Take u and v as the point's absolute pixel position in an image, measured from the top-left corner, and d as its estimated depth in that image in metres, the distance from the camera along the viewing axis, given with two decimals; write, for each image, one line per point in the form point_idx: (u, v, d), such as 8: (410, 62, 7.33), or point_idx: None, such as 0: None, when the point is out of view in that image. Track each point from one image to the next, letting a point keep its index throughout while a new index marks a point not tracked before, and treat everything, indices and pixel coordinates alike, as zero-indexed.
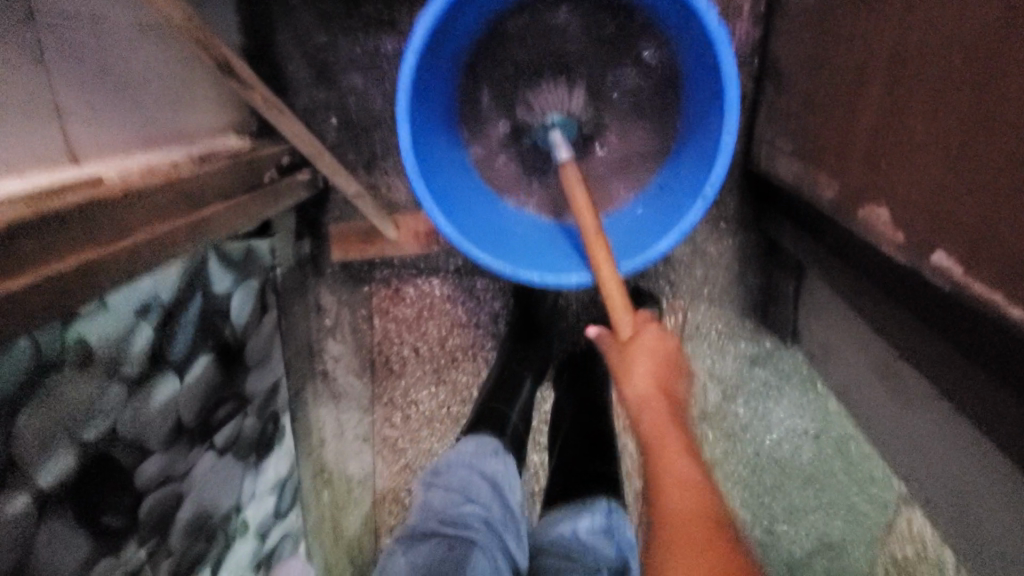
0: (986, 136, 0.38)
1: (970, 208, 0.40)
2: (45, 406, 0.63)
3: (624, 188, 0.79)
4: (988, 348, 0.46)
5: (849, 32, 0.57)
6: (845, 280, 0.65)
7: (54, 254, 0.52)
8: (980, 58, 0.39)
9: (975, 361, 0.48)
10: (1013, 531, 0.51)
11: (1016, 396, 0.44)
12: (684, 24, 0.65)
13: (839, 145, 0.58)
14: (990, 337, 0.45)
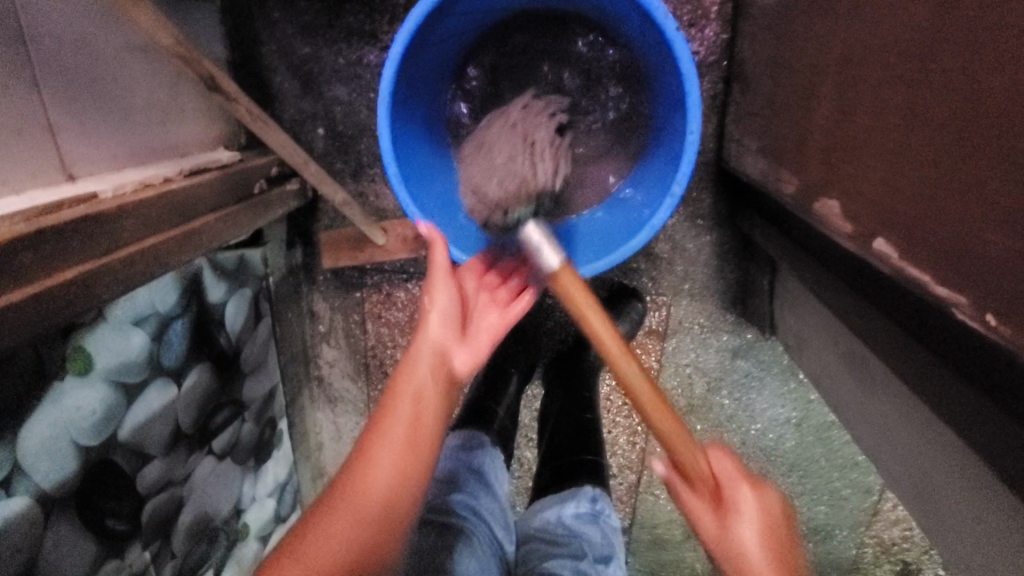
0: (912, 131, 0.41)
1: (902, 198, 0.42)
2: (48, 414, 0.65)
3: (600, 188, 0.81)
4: (927, 330, 0.50)
5: (802, 34, 0.60)
6: (806, 271, 0.69)
7: (51, 267, 0.55)
8: (908, 54, 0.42)
9: (917, 343, 0.52)
10: (967, 502, 0.54)
11: (953, 374, 0.48)
12: (646, 32, 0.68)
13: (796, 142, 0.61)
14: (927, 320, 0.49)
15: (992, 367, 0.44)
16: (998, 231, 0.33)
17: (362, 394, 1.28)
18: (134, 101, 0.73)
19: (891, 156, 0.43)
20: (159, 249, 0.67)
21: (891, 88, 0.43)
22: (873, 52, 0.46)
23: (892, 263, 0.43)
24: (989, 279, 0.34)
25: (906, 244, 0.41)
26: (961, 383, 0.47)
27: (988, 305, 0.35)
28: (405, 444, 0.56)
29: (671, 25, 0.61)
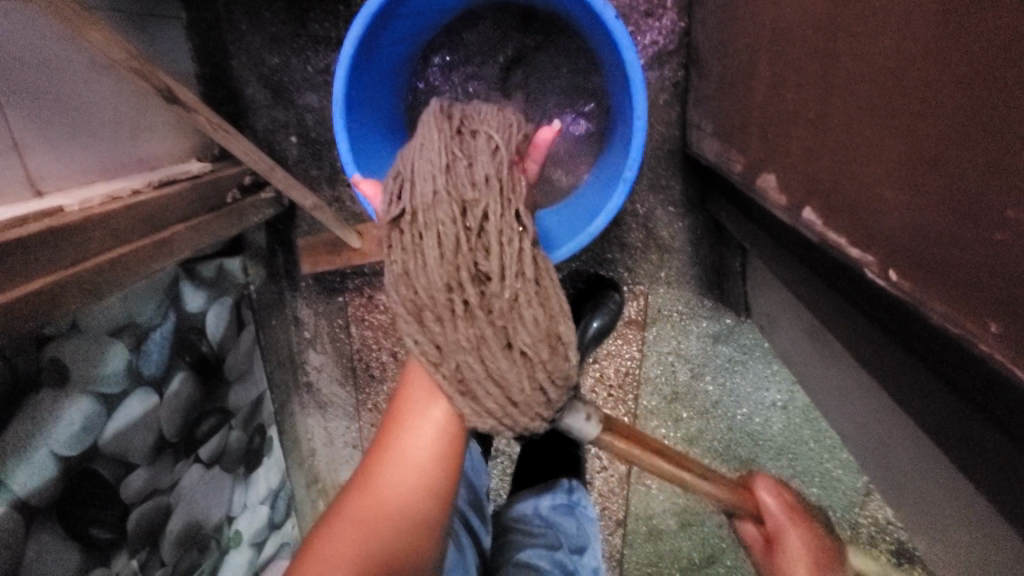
0: (829, 99, 0.42)
1: (824, 166, 0.42)
2: (24, 426, 0.67)
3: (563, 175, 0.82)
4: (867, 298, 0.50)
5: (742, 15, 0.61)
6: (766, 249, 0.70)
7: (15, 279, 0.56)
8: (828, 15, 0.42)
9: (861, 311, 0.52)
10: (920, 465, 0.55)
11: (894, 338, 0.48)
12: (592, 23, 0.69)
13: (742, 122, 0.62)
14: (865, 288, 0.50)
15: (927, 334, 0.44)
16: (919, 190, 0.33)
17: (350, 397, 1.29)
18: (100, 117, 0.75)
19: (822, 116, 0.42)
20: (128, 259, 0.68)
21: (812, 58, 0.44)
22: (797, 23, 0.47)
23: (817, 230, 0.44)
24: (904, 240, 0.34)
25: (827, 210, 0.42)
26: (902, 346, 0.48)
27: (895, 265, 0.35)
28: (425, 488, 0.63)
29: (610, 15, 0.63)
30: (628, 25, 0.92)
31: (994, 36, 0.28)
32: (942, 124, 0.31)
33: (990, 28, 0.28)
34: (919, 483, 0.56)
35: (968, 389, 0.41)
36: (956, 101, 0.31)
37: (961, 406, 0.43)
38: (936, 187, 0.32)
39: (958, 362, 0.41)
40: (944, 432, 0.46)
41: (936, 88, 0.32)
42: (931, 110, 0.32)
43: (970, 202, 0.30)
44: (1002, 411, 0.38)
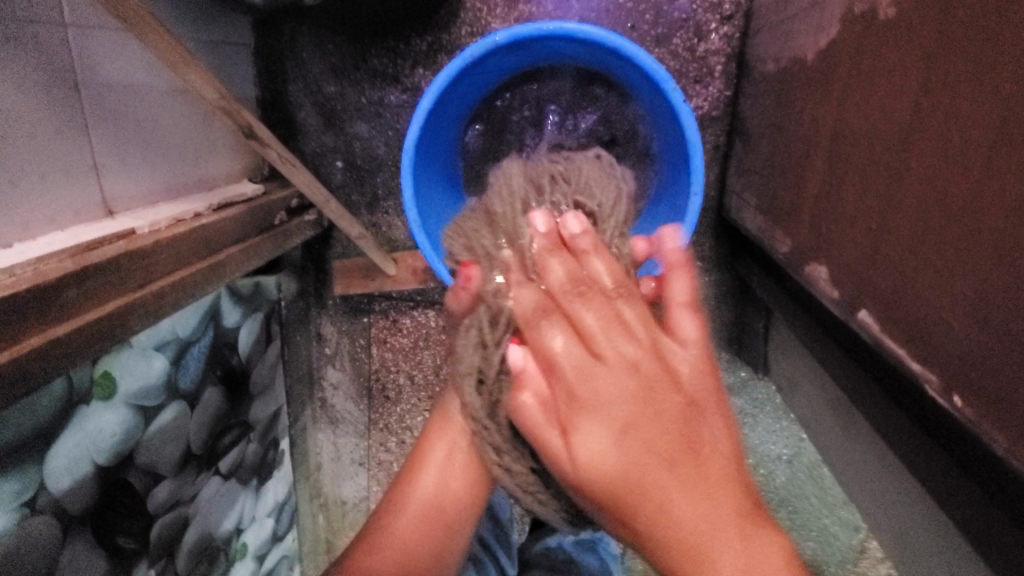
0: (894, 218, 0.45)
1: (886, 278, 0.46)
2: (73, 437, 0.68)
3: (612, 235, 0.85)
4: (905, 392, 0.54)
5: (800, 108, 0.65)
6: (800, 322, 0.73)
7: (91, 300, 0.58)
8: (904, 132, 0.44)
9: (898, 401, 0.56)
10: (943, 550, 0.57)
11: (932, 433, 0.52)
12: (652, 98, 0.75)
13: (792, 207, 0.65)
14: (905, 384, 0.53)
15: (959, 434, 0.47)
16: (985, 325, 0.36)
17: (363, 416, 1.30)
18: (170, 138, 0.78)
19: (893, 222, 0.45)
20: (189, 282, 0.70)
21: (876, 175, 0.48)
22: (865, 132, 0.50)
23: (873, 333, 0.47)
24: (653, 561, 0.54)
25: (886, 316, 0.45)
26: (938, 442, 0.51)
27: (958, 388, 0.39)
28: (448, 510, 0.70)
29: (677, 97, 0.68)
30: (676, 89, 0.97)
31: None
32: (628, 424, 0.51)
33: None
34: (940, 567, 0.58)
35: (995, 488, 0.46)
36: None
37: (993, 508, 0.46)
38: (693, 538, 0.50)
39: (992, 465, 0.45)
40: (976, 529, 0.48)
41: (1013, 233, 0.35)
42: (1009, 254, 0.35)
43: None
44: None
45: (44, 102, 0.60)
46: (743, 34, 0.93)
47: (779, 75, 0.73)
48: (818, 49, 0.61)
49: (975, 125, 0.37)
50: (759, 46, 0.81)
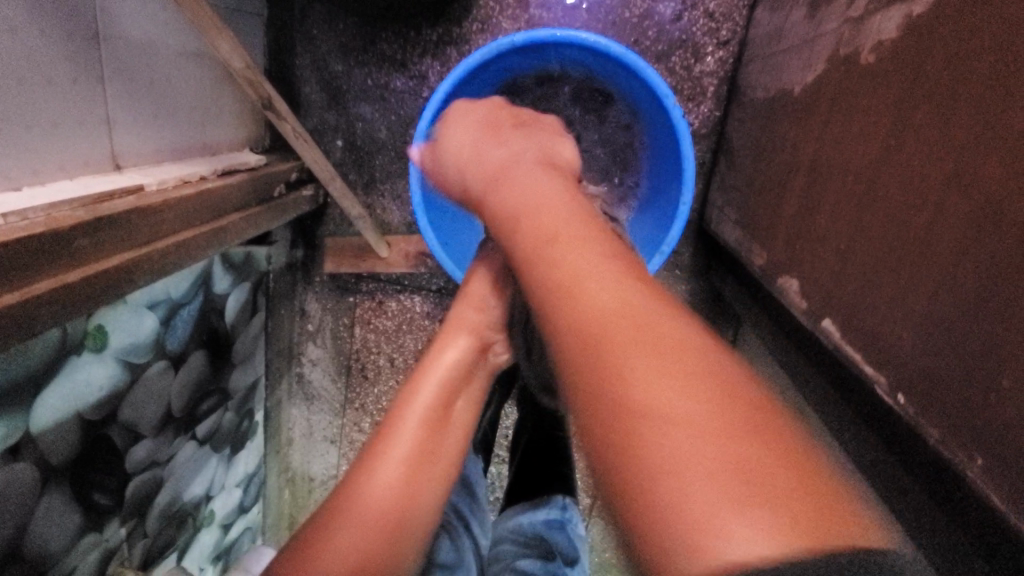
0: (860, 242, 0.50)
1: (849, 294, 0.51)
2: (62, 387, 0.69)
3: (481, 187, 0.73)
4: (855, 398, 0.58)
5: (785, 133, 0.71)
6: (768, 330, 0.79)
7: (101, 253, 0.59)
8: (874, 167, 0.50)
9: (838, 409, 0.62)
10: None
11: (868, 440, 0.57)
12: (651, 112, 0.80)
13: (769, 225, 0.71)
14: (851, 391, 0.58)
15: (902, 441, 0.50)
16: (926, 339, 0.42)
17: (339, 394, 1.31)
18: (180, 101, 0.78)
19: (869, 242, 0.49)
20: (192, 243, 0.72)
21: (846, 203, 0.53)
22: (841, 165, 0.56)
23: (834, 340, 0.52)
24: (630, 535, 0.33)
25: (846, 327, 0.51)
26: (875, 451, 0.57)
27: (902, 388, 0.44)
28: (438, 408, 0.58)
29: (676, 112, 0.73)
30: None
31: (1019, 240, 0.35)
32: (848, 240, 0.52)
33: (991, 239, 0.37)
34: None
35: (946, 506, 0.46)
36: (974, 282, 0.38)
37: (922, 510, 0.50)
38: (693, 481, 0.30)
39: (945, 486, 0.45)
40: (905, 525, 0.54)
41: (959, 258, 0.40)
42: (951, 277, 0.40)
43: (971, 360, 0.38)
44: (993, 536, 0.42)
45: (68, 53, 0.60)
46: (737, 60, 0.99)
47: (767, 102, 0.79)
48: (805, 84, 0.67)
49: (931, 167, 0.43)
50: (751, 74, 0.87)
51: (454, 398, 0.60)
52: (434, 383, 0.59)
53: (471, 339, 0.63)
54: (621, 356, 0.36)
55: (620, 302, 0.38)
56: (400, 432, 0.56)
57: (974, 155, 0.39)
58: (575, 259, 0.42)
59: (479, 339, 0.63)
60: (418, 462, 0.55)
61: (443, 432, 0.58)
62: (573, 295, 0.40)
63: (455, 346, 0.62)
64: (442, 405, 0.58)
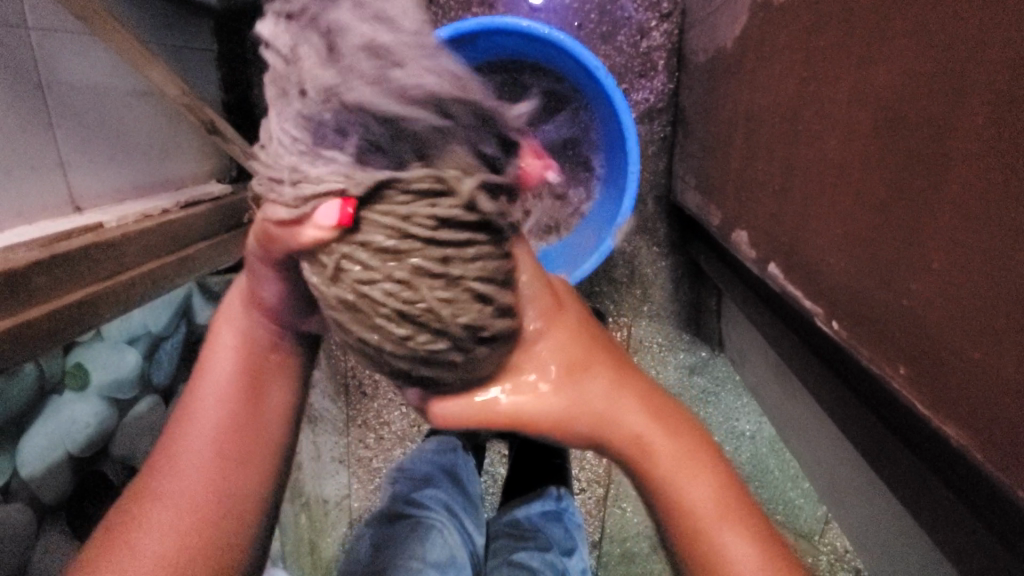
0: (793, 177, 0.49)
1: (787, 230, 0.50)
2: (45, 428, 0.71)
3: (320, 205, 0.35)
4: (806, 334, 0.56)
5: (725, 89, 0.70)
6: (737, 290, 0.78)
7: (62, 289, 0.61)
8: (795, 103, 0.49)
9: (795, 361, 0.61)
10: (848, 491, 0.62)
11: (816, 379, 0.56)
12: (587, 88, 0.81)
13: (721, 184, 0.71)
14: (803, 331, 0.57)
15: (847, 368, 0.49)
16: (855, 256, 0.40)
17: (340, 413, 1.31)
18: (134, 139, 0.81)
19: (799, 175, 0.48)
20: (157, 274, 0.74)
21: (776, 142, 0.53)
22: (770, 107, 0.55)
23: (780, 283, 0.52)
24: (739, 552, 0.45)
25: (788, 266, 0.50)
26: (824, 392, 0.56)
27: (839, 317, 0.43)
28: (237, 415, 0.48)
29: (610, 82, 0.75)
30: (623, 82, 1.02)
31: (928, 128, 0.34)
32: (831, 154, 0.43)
33: (911, 140, 0.35)
34: (866, 519, 0.60)
35: (908, 435, 0.44)
36: (889, 192, 0.37)
37: (869, 442, 0.49)
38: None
39: (914, 424, 0.42)
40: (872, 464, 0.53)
41: (901, 169, 0.36)
42: (872, 190, 0.39)
43: (898, 272, 0.36)
44: (924, 445, 0.42)
45: (11, 102, 0.62)
46: (681, 30, 0.99)
47: (708, 64, 0.78)
48: (735, 38, 0.67)
49: (839, 87, 0.43)
50: (693, 40, 0.87)
51: (256, 394, 0.49)
52: (223, 355, 0.49)
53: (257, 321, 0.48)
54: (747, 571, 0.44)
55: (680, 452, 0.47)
56: (195, 419, 0.48)
57: (876, 63, 0.38)
58: (624, 396, 0.47)
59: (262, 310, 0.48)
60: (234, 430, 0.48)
61: (262, 406, 0.49)
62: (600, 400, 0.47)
63: (234, 317, 0.49)
64: (246, 382, 0.48)
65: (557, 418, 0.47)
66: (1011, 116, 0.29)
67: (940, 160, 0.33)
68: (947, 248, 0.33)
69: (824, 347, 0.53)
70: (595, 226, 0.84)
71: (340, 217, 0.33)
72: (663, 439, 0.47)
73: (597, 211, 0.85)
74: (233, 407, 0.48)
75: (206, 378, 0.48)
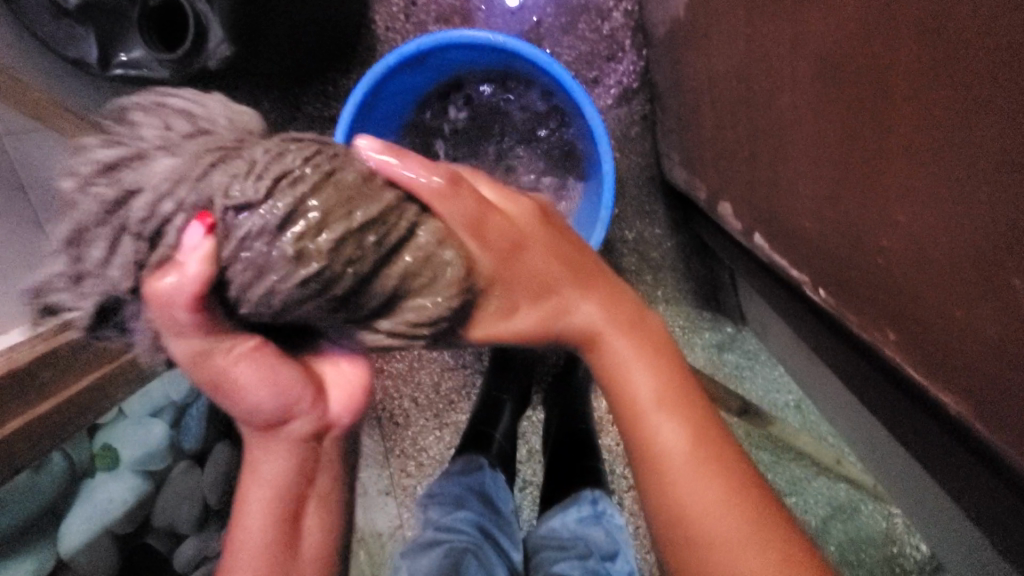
0: (760, 143, 0.50)
1: (762, 200, 0.52)
2: (83, 511, 0.75)
3: (172, 280, 0.40)
4: (805, 299, 0.53)
5: (685, 57, 0.67)
6: (741, 259, 0.73)
7: (70, 377, 0.64)
8: (746, 64, 0.50)
9: (808, 322, 0.56)
10: (890, 454, 0.57)
11: (832, 340, 0.53)
12: (551, 83, 0.80)
13: (700, 154, 0.68)
14: (803, 297, 0.53)
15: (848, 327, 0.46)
16: (827, 215, 0.43)
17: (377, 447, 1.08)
18: None
19: (764, 143, 0.49)
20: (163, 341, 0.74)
21: (736, 109, 0.53)
22: (726, 70, 0.54)
23: (768, 253, 0.53)
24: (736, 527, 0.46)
25: (771, 235, 0.52)
26: (843, 351, 0.52)
27: (825, 284, 0.46)
28: (280, 543, 0.51)
29: (569, 77, 0.73)
30: (592, 70, 0.99)
31: (874, 81, 0.36)
32: (788, 118, 0.45)
33: (867, 92, 0.37)
34: (913, 478, 0.55)
35: (920, 392, 0.41)
36: (843, 151, 0.40)
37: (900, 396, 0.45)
38: (705, 509, 0.46)
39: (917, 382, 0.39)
40: (898, 425, 0.49)
41: (858, 124, 0.38)
42: (840, 143, 0.40)
43: (863, 230, 0.40)
44: (932, 400, 0.39)
45: None
46: (641, 6, 0.96)
47: (668, 35, 0.76)
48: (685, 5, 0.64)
49: (778, 48, 0.45)
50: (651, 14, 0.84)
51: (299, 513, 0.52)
52: (261, 537, 0.50)
53: (290, 459, 0.51)
54: (707, 512, 0.46)
55: (661, 396, 0.51)
56: (243, 544, 0.50)
57: (812, 29, 0.41)
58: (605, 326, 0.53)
59: (293, 436, 0.51)
60: (274, 558, 0.50)
61: (299, 539, 0.52)
62: (601, 346, 0.53)
63: (274, 452, 0.51)
64: (286, 513, 0.51)
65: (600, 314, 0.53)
66: (928, 71, 0.33)
67: (877, 115, 0.37)
68: (899, 199, 0.37)
69: (825, 311, 0.49)
70: (581, 222, 0.82)
71: (203, 233, 0.39)
72: (649, 382, 0.51)
73: (584, 207, 0.84)
74: (275, 538, 0.50)
75: (248, 529, 0.50)
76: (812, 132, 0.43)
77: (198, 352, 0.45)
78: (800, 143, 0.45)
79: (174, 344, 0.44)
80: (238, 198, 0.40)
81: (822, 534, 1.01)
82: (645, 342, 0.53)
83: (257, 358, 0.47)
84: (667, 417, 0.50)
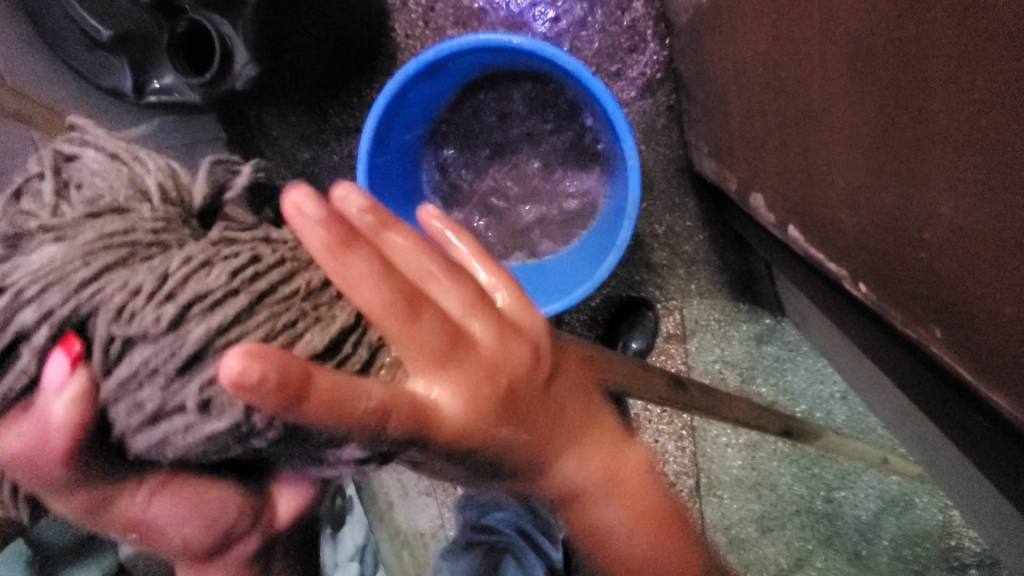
0: (790, 134, 0.48)
1: (795, 193, 0.50)
2: None
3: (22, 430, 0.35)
4: (844, 290, 0.51)
5: (709, 46, 0.65)
6: (776, 251, 0.71)
7: None
8: (773, 49, 0.48)
9: (850, 315, 0.54)
10: (941, 449, 0.54)
11: (874, 331, 0.50)
12: (571, 80, 0.79)
13: (728, 145, 0.66)
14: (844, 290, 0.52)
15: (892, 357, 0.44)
16: (863, 207, 0.41)
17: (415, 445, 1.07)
18: None
19: (795, 134, 0.47)
20: None
21: (763, 99, 0.51)
22: (753, 57, 0.52)
23: (802, 245, 0.51)
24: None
25: (805, 226, 0.50)
26: (886, 343, 0.50)
27: (861, 278, 0.44)
28: None
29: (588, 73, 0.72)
30: (614, 64, 0.97)
31: (909, 68, 0.34)
32: (819, 107, 0.43)
33: (902, 78, 0.35)
34: (967, 474, 0.52)
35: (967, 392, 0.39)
36: (878, 141, 0.38)
37: (947, 389, 0.43)
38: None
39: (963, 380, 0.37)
40: (946, 420, 0.47)
41: (894, 112, 0.36)
42: (874, 133, 0.38)
43: (902, 225, 0.38)
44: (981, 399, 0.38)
45: None
46: None
47: (691, 23, 0.74)
48: None
49: (806, 31, 0.43)
50: None
51: None
52: None
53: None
54: None
55: (644, 485, 0.45)
56: None
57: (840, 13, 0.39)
58: (567, 464, 0.41)
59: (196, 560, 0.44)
60: None
61: None
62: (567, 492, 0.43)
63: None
64: None
65: (566, 445, 0.41)
66: (977, 55, 0.30)
67: (915, 103, 0.35)
68: (942, 190, 0.34)
69: (865, 304, 0.47)
70: (609, 219, 0.82)
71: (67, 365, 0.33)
72: (617, 498, 0.43)
73: (612, 202, 0.83)
74: None
75: None
76: (843, 123, 0.41)
77: (95, 502, 0.38)
78: (831, 134, 0.43)
79: (59, 501, 0.38)
80: (126, 328, 0.32)
81: (874, 529, 0.97)
82: (601, 452, 0.43)
83: (170, 493, 0.39)
84: (622, 529, 0.44)
